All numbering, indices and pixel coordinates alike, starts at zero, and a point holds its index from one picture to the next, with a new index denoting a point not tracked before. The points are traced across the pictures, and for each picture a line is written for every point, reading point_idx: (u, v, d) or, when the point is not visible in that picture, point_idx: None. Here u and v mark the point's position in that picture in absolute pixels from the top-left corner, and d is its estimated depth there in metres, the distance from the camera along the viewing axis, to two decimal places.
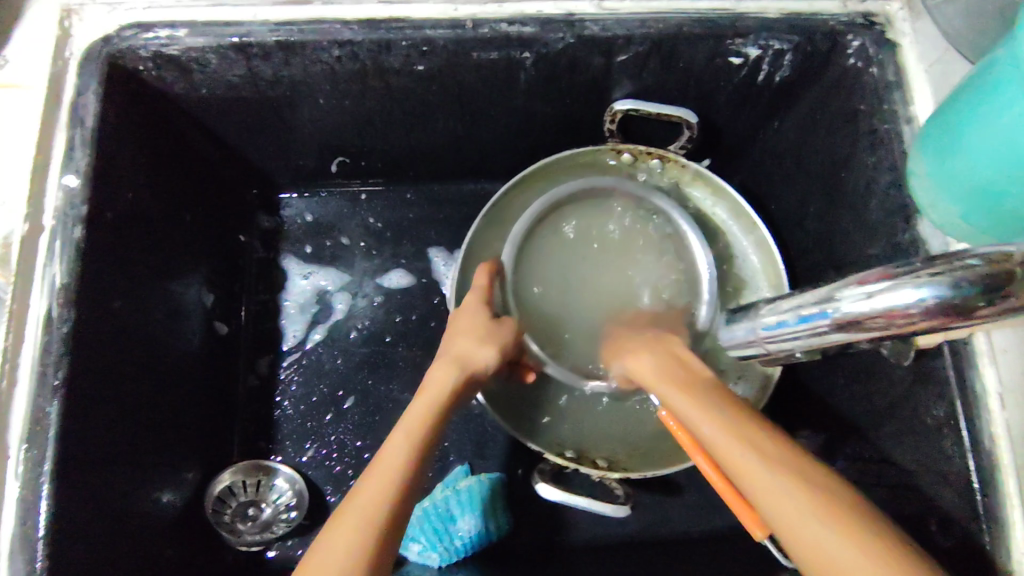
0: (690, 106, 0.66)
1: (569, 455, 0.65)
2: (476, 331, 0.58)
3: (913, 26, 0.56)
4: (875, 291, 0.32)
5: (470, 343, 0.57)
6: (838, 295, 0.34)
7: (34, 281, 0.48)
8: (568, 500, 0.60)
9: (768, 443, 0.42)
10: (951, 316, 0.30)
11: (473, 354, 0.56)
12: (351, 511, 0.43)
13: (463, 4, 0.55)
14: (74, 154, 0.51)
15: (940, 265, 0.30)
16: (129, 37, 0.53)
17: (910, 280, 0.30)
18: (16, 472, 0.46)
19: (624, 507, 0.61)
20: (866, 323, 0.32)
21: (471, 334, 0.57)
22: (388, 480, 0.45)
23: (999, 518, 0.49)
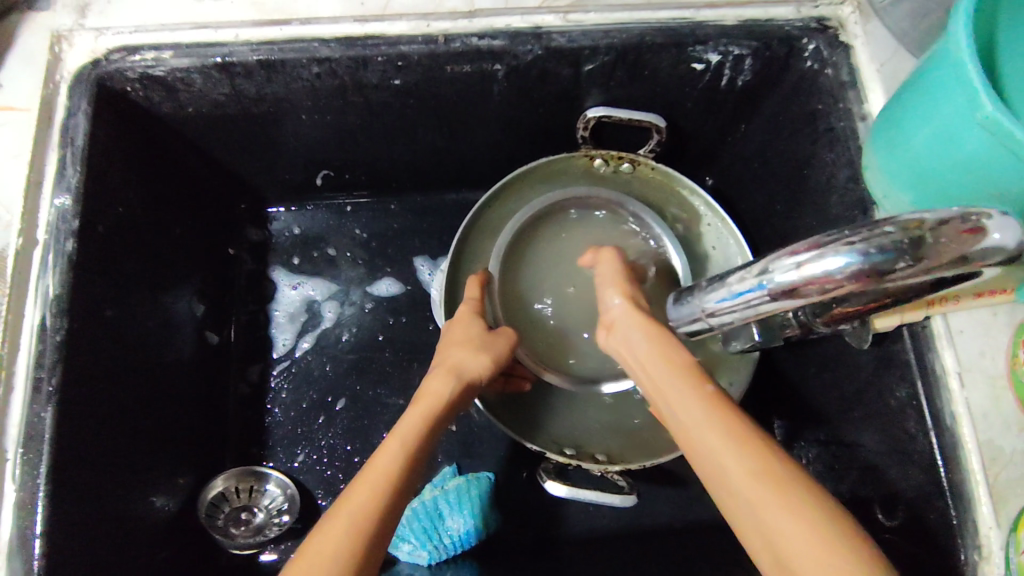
0: (658, 111, 0.68)
1: (569, 452, 0.66)
2: (470, 342, 0.58)
3: (865, 28, 0.59)
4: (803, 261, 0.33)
5: (465, 354, 0.57)
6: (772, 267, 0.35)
7: (28, 292, 0.51)
8: (575, 493, 0.61)
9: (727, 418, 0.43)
10: (874, 279, 0.31)
11: (468, 363, 0.56)
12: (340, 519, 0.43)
13: (435, 21, 0.58)
14: (64, 171, 0.53)
15: (862, 231, 0.32)
16: (116, 59, 0.55)
17: (830, 249, 0.32)
18: (12, 475, 0.47)
19: (631, 496, 0.63)
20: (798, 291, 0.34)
21: (465, 346, 0.58)
22: (378, 488, 0.45)
23: (965, 493, 0.50)
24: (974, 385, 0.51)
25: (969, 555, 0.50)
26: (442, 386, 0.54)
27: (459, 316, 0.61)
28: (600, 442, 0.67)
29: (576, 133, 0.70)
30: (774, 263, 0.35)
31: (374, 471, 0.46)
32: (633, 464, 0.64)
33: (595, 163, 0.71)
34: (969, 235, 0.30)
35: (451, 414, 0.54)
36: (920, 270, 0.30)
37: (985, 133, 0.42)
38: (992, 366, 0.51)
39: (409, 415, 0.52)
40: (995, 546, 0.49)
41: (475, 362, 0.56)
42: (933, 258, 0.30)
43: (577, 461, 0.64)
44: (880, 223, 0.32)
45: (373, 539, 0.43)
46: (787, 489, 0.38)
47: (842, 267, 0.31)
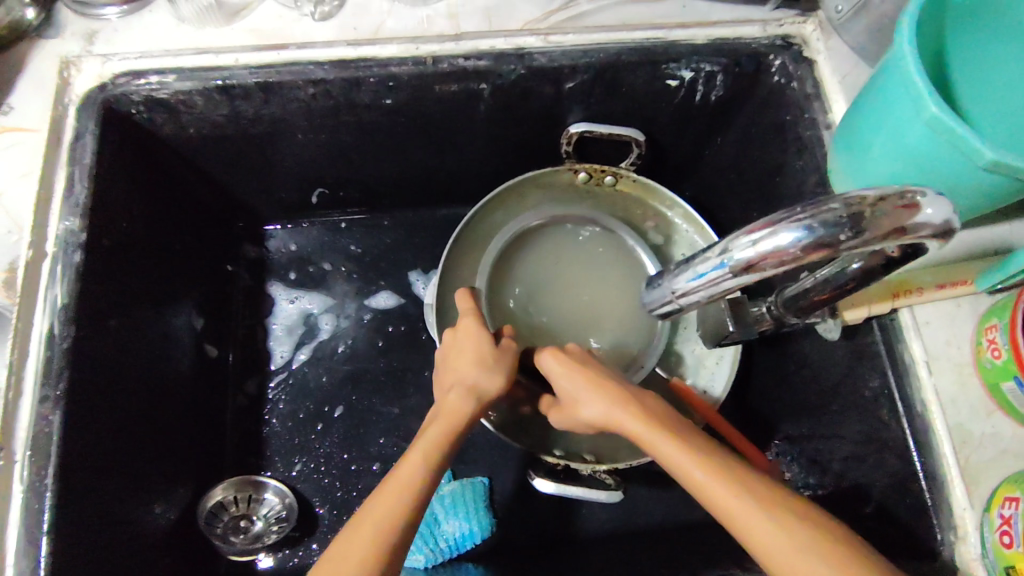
0: (637, 127, 0.72)
1: (558, 454, 0.68)
2: (478, 355, 0.57)
3: (826, 44, 0.63)
4: (759, 239, 0.35)
5: (477, 369, 0.56)
6: (730, 246, 0.36)
7: (37, 302, 0.53)
8: (562, 489, 0.63)
9: (715, 474, 0.44)
10: (825, 251, 0.33)
11: (484, 376, 0.56)
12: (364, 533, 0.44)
13: (424, 43, 0.62)
14: (73, 187, 0.56)
15: (810, 208, 0.34)
16: (121, 83, 0.59)
17: (782, 226, 0.33)
18: (21, 476, 0.49)
19: (617, 493, 0.65)
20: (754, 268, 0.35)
21: (477, 362, 0.56)
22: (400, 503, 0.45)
23: (937, 475, 0.52)
24: (942, 372, 0.54)
25: (945, 535, 0.52)
26: (461, 400, 0.54)
27: (468, 330, 0.58)
28: (589, 443, 0.69)
29: (560, 148, 0.73)
30: (732, 242, 0.36)
31: (399, 480, 0.47)
32: (620, 463, 0.65)
33: (579, 177, 0.74)
34: (906, 210, 0.32)
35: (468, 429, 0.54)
36: (861, 242, 0.32)
37: (933, 132, 0.46)
38: (958, 353, 0.54)
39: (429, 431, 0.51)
40: (970, 526, 0.51)
41: (490, 378, 0.56)
42: (873, 230, 0.33)
43: (565, 461, 0.66)
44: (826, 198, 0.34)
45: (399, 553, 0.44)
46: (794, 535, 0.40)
47: (794, 243, 0.33)
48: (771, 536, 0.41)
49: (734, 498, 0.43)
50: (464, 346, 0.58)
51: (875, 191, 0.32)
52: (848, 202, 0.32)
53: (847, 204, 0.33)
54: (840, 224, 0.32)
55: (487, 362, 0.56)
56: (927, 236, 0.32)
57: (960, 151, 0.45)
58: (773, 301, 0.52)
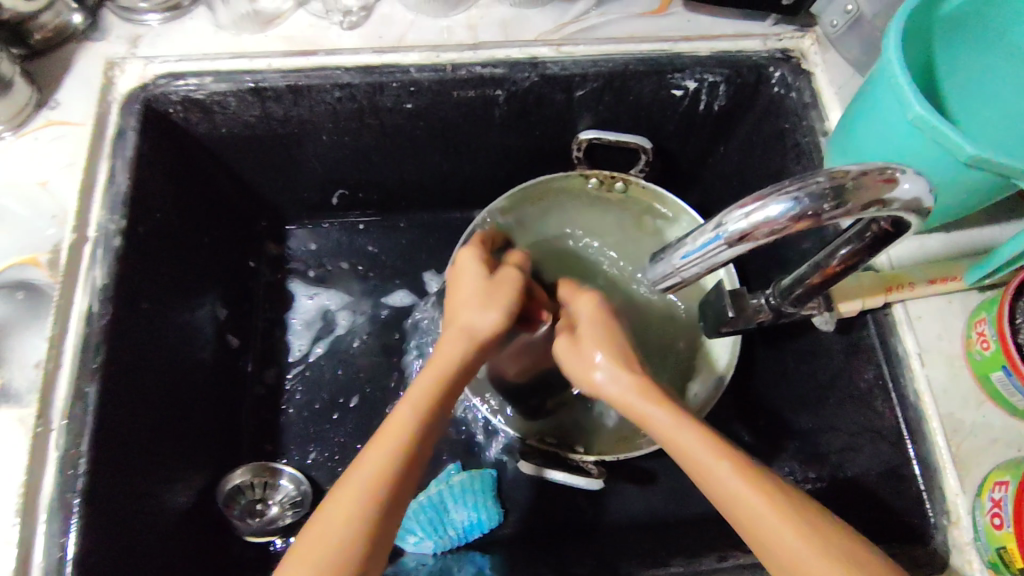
0: (644, 134, 0.76)
1: (548, 442, 0.70)
2: (475, 297, 0.59)
3: (823, 58, 0.67)
4: (751, 212, 0.38)
5: (473, 310, 0.58)
6: (724, 219, 0.39)
7: (78, 282, 0.56)
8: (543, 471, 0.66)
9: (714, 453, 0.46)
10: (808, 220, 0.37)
11: (482, 318, 0.58)
12: (354, 493, 0.46)
13: (444, 52, 0.66)
14: (114, 178, 0.60)
15: (795, 182, 0.37)
16: (162, 84, 0.63)
17: (772, 198, 0.37)
18: (57, 443, 0.52)
19: (598, 481, 0.66)
20: (749, 239, 0.38)
21: (471, 302, 0.59)
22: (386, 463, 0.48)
23: (930, 461, 0.54)
24: (933, 364, 0.56)
25: (938, 520, 0.53)
26: (456, 343, 0.56)
27: (467, 274, 0.62)
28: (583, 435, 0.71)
29: (571, 154, 0.77)
30: (725, 215, 0.39)
31: (387, 436, 0.49)
32: (607, 454, 0.66)
33: (590, 183, 0.76)
34: (882, 183, 0.36)
35: (467, 371, 0.56)
36: (841, 211, 0.36)
37: (919, 130, 0.49)
38: (950, 346, 0.56)
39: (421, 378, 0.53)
40: (962, 511, 0.53)
41: (484, 319, 0.57)
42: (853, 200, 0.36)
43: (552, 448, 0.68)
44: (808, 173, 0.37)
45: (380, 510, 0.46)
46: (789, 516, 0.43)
47: (784, 212, 0.37)
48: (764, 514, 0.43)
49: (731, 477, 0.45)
50: (464, 289, 0.61)
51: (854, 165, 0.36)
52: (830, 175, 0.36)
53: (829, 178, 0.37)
54: (823, 195, 0.36)
55: (483, 300, 0.59)
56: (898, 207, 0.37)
57: (944, 150, 0.48)
58: (771, 292, 0.55)
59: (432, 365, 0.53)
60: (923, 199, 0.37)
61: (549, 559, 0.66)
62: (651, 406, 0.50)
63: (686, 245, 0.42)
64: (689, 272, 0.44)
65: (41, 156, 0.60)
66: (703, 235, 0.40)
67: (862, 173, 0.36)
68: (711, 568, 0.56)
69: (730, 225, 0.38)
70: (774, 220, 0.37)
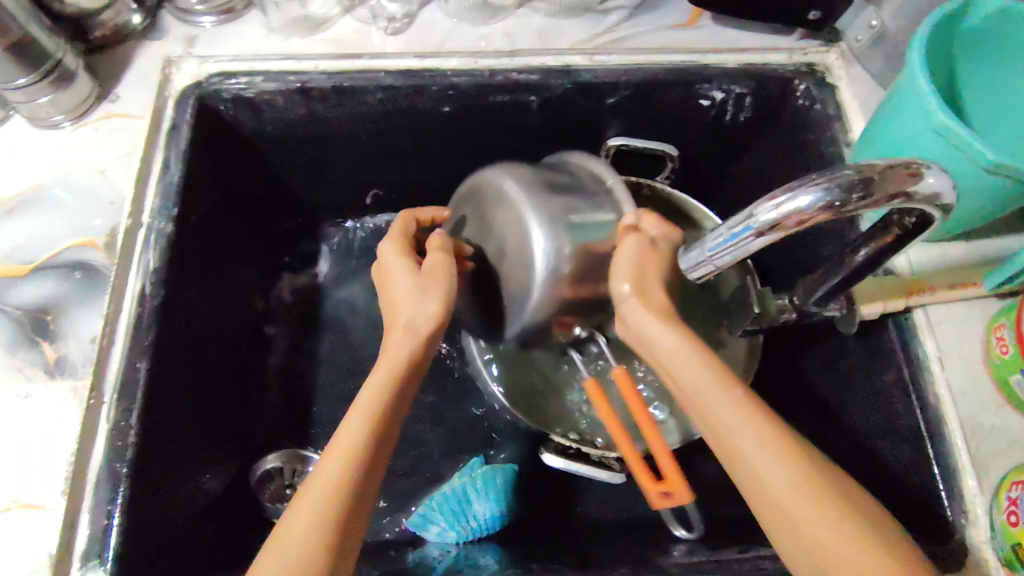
0: (670, 143, 0.78)
1: (572, 436, 0.71)
2: (409, 292, 0.57)
3: (848, 72, 0.70)
4: (782, 203, 0.40)
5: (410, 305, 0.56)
6: (755, 211, 0.41)
7: (133, 265, 0.60)
8: (568, 466, 0.68)
9: (724, 383, 0.47)
10: (835, 211, 0.39)
11: (422, 313, 0.55)
12: (320, 491, 0.46)
13: (482, 59, 0.69)
14: (169, 169, 0.63)
15: (823, 175, 0.39)
16: (215, 82, 0.66)
17: (803, 190, 0.39)
18: (108, 415, 0.55)
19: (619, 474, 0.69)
20: (780, 228, 0.40)
21: (406, 299, 0.56)
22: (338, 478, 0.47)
23: (950, 461, 0.55)
24: (954, 368, 0.57)
25: (956, 518, 0.55)
26: (401, 342, 0.54)
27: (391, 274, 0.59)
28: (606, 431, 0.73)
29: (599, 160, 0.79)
30: (756, 207, 0.41)
31: (335, 452, 0.48)
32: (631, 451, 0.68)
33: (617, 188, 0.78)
34: (906, 178, 0.39)
35: (416, 367, 0.55)
36: (869, 202, 0.39)
37: (941, 137, 0.51)
38: (969, 351, 0.58)
39: (365, 390, 0.52)
40: (981, 510, 0.54)
41: (422, 312, 0.55)
42: (879, 193, 0.39)
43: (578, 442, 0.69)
44: (836, 167, 0.40)
45: (341, 512, 0.46)
46: (787, 451, 0.44)
47: (814, 204, 0.39)
48: (762, 450, 0.44)
49: (737, 410, 0.45)
50: (397, 289, 0.58)
51: (880, 160, 0.39)
52: (858, 169, 0.38)
53: (857, 172, 0.39)
54: (851, 187, 0.38)
55: (415, 294, 0.56)
56: (922, 200, 0.40)
57: (966, 156, 0.50)
58: (796, 293, 0.57)
59: (374, 372, 0.52)
60: (945, 193, 0.40)
61: (572, 550, 0.67)
62: (667, 330, 0.50)
63: (717, 235, 0.44)
64: (720, 260, 0.45)
65: (101, 146, 0.64)
66: (734, 227, 0.42)
67: (888, 168, 0.39)
68: (733, 558, 0.57)
69: (762, 216, 0.40)
70: (805, 211, 0.39)
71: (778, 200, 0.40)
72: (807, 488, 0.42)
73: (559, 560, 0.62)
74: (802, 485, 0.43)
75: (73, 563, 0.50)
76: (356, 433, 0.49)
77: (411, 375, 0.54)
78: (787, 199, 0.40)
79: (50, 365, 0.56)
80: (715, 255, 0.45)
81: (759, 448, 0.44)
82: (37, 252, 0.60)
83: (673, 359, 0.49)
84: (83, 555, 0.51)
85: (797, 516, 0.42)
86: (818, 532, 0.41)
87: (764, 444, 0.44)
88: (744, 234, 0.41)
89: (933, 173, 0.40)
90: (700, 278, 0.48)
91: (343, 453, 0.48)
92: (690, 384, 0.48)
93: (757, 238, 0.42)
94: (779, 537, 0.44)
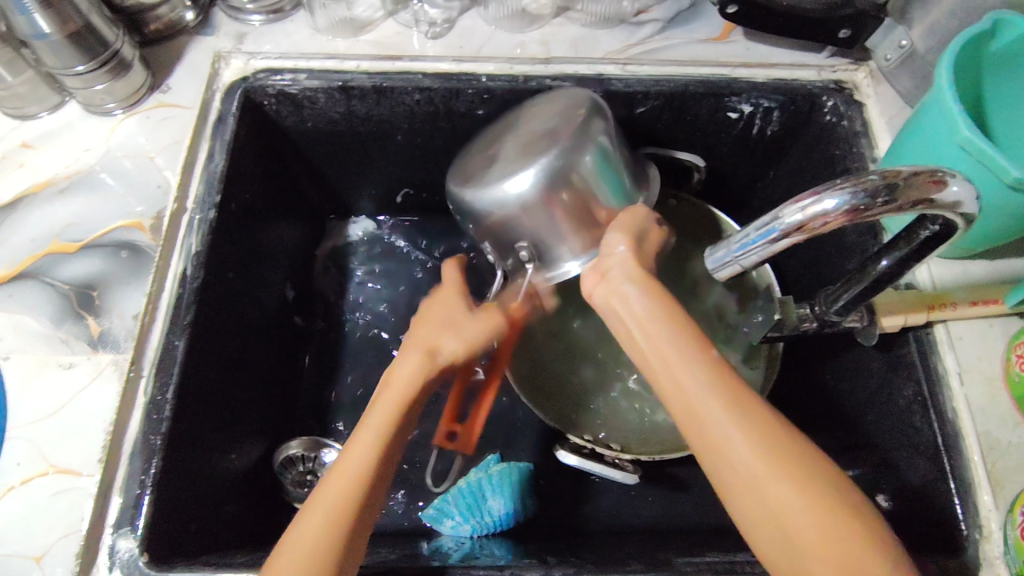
0: (700, 154, 0.80)
1: (588, 437, 0.72)
2: (450, 323, 0.60)
3: (876, 90, 0.71)
4: (809, 205, 0.41)
5: (445, 335, 0.59)
6: (782, 213, 0.42)
7: (176, 248, 0.62)
8: (582, 464, 0.69)
9: (695, 352, 0.47)
10: (857, 215, 0.40)
11: (440, 342, 0.58)
12: (332, 498, 0.48)
13: (518, 65, 0.71)
14: (214, 158, 0.65)
15: (849, 180, 0.41)
16: (261, 78, 0.69)
17: (829, 194, 0.40)
18: (144, 390, 0.57)
19: (633, 475, 0.68)
20: (805, 230, 0.41)
21: (445, 327, 0.59)
22: (352, 481, 0.48)
23: (966, 476, 0.56)
24: (972, 383, 0.58)
25: (970, 533, 0.55)
26: (412, 368, 0.56)
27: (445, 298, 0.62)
28: (620, 434, 0.74)
29: None
30: (782, 209, 0.42)
31: (348, 465, 0.49)
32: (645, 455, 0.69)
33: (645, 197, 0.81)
34: (930, 185, 0.40)
35: (425, 391, 0.56)
36: (893, 206, 0.40)
37: (966, 152, 0.52)
38: (989, 367, 0.58)
39: (375, 410, 0.53)
40: (995, 525, 0.54)
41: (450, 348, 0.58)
42: (903, 199, 0.40)
43: (592, 444, 0.70)
44: (863, 172, 0.41)
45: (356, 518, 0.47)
46: (756, 419, 0.43)
47: (839, 207, 0.40)
48: (729, 421, 0.43)
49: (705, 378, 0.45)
50: (440, 309, 0.61)
51: (905, 167, 0.40)
52: (883, 174, 0.40)
53: (883, 178, 0.40)
54: (877, 192, 0.40)
55: (456, 330, 0.59)
56: (945, 208, 0.41)
57: (989, 170, 0.51)
58: (817, 302, 0.58)
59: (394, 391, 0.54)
60: (968, 202, 0.41)
61: (584, 546, 0.68)
62: (638, 294, 0.51)
63: (744, 234, 0.45)
64: (747, 260, 0.46)
65: (150, 135, 0.67)
66: (761, 227, 0.44)
67: (913, 174, 0.40)
68: (746, 561, 0.57)
69: (788, 219, 0.42)
70: (830, 215, 0.40)
71: (804, 202, 0.42)
72: (773, 452, 0.42)
73: (574, 556, 0.63)
74: (766, 457, 0.42)
75: (106, 529, 0.52)
76: (367, 444, 0.50)
77: (420, 398, 0.56)
78: (813, 202, 0.41)
79: (93, 338, 0.59)
80: (742, 254, 0.46)
81: (727, 417, 0.43)
82: (85, 231, 0.64)
83: (648, 322, 0.49)
84: (114, 522, 0.52)
85: (761, 487, 0.42)
86: (780, 504, 0.41)
87: (732, 413, 0.44)
88: (770, 236, 0.43)
89: (958, 181, 0.41)
90: (725, 277, 0.49)
91: (357, 459, 0.50)
92: (665, 347, 0.47)
93: (782, 238, 0.43)
94: (739, 503, 0.42)
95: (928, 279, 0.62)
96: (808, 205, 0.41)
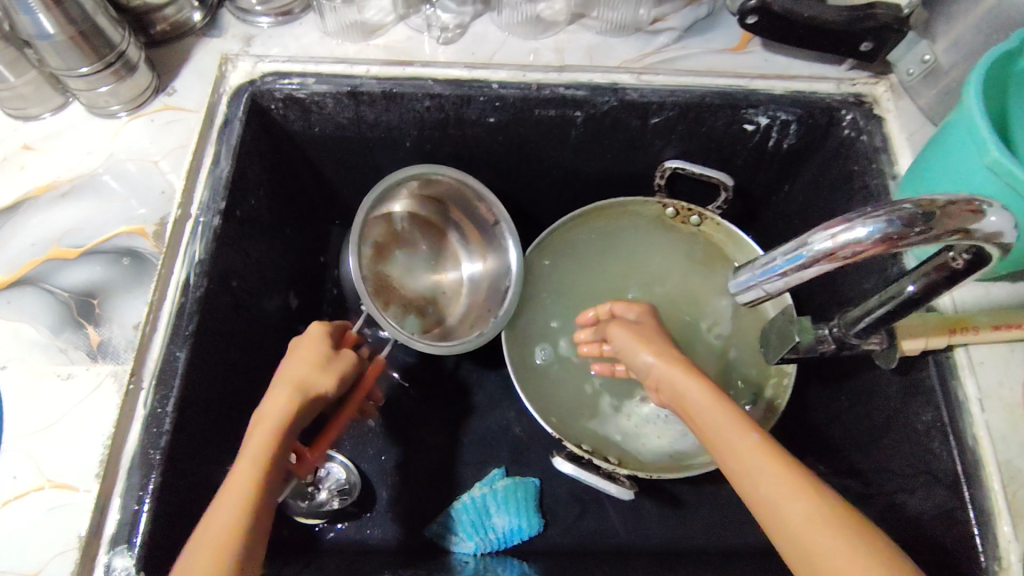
0: (714, 167, 0.78)
1: (584, 447, 0.73)
2: (313, 357, 0.59)
3: (896, 105, 0.69)
4: (839, 233, 0.40)
5: (309, 369, 0.58)
6: (811, 239, 0.41)
7: (179, 254, 0.61)
8: (578, 472, 0.68)
9: (747, 433, 0.50)
10: (892, 243, 0.39)
11: (309, 379, 0.57)
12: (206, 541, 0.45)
13: (531, 72, 0.69)
14: (218, 163, 0.64)
15: (884, 208, 0.39)
16: (269, 82, 0.68)
17: (860, 222, 0.39)
18: (145, 402, 0.55)
19: (627, 490, 0.68)
20: (834, 259, 0.40)
21: (309, 363, 0.58)
22: (226, 522, 0.46)
23: (986, 507, 0.54)
24: (993, 410, 0.56)
25: (989, 565, 0.53)
26: (280, 400, 0.54)
27: (307, 336, 0.61)
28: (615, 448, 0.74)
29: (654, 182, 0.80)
30: (811, 235, 0.41)
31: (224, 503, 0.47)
32: (640, 472, 0.69)
33: (667, 211, 0.80)
34: (968, 216, 0.39)
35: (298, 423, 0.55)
36: (929, 236, 0.39)
37: (993, 173, 0.50)
38: (1010, 395, 0.57)
39: (248, 444, 0.51)
40: (1015, 558, 0.53)
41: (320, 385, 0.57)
42: (938, 228, 0.39)
43: (589, 454, 0.71)
44: (899, 200, 0.39)
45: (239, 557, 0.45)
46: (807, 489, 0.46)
47: (872, 237, 0.39)
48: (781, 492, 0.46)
49: (755, 455, 0.48)
50: (298, 356, 0.59)
51: (942, 197, 0.38)
52: (920, 205, 0.38)
53: (918, 207, 0.39)
54: (911, 223, 0.38)
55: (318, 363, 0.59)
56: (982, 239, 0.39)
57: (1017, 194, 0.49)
58: (836, 322, 0.56)
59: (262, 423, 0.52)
60: (1006, 232, 0.40)
61: None
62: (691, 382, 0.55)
63: (770, 260, 0.44)
64: (772, 287, 0.45)
65: (154, 137, 0.66)
66: (788, 253, 0.42)
67: (950, 205, 0.38)
68: None
69: (817, 246, 0.40)
70: (863, 244, 0.39)
71: (834, 230, 0.40)
72: (824, 519, 0.44)
73: None
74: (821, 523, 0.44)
75: (102, 546, 0.51)
76: (238, 484, 0.48)
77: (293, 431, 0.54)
78: (845, 230, 0.40)
79: (93, 348, 0.57)
80: (767, 281, 0.45)
81: (781, 489, 0.46)
82: (86, 237, 0.62)
83: (697, 406, 0.53)
84: (111, 538, 0.51)
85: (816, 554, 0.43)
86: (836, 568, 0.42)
87: (785, 485, 0.46)
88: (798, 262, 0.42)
89: (998, 210, 0.40)
90: (752, 299, 0.48)
91: (230, 505, 0.47)
92: (713, 431, 0.52)
93: (811, 266, 0.42)
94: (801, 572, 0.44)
95: (949, 303, 0.60)
96: (839, 233, 0.40)
